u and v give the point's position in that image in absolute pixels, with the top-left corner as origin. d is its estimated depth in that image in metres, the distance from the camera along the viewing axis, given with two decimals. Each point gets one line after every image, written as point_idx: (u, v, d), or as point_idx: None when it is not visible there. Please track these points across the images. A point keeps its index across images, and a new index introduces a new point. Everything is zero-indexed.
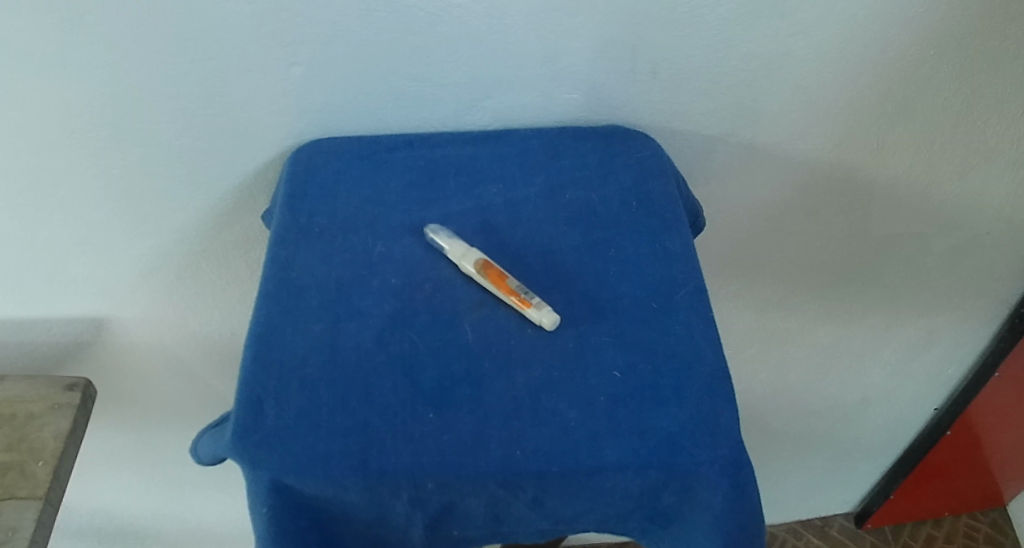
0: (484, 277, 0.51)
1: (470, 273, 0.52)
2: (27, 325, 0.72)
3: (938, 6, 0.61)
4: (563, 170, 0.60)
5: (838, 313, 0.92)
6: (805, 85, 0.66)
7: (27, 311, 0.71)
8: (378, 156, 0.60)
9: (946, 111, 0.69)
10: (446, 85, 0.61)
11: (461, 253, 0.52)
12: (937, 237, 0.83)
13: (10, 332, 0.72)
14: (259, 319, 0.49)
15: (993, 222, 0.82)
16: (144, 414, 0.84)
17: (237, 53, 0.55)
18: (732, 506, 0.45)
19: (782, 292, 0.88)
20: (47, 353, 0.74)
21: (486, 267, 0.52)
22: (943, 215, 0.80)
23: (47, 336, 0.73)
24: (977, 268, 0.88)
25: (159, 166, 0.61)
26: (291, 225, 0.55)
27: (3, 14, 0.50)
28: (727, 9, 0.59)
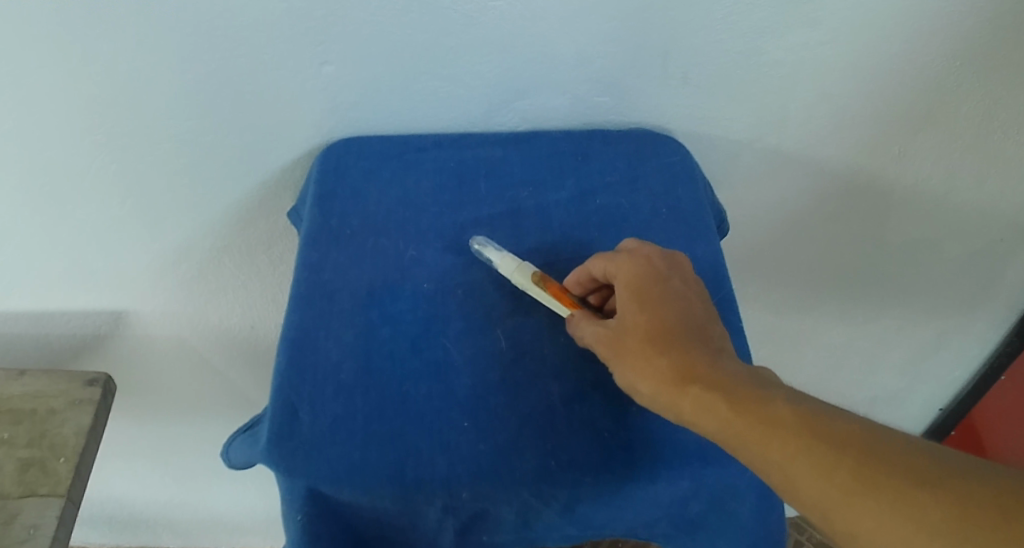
0: (544, 290, 0.51)
1: (524, 283, 0.51)
2: (44, 318, 0.71)
3: (971, 16, 0.60)
4: (594, 175, 0.61)
5: (853, 315, 0.91)
6: (834, 93, 0.65)
7: (43, 305, 0.70)
8: (408, 156, 0.61)
9: (970, 120, 0.68)
10: (476, 87, 0.60)
11: (515, 263, 0.52)
12: (955, 244, 0.82)
13: (24, 325, 0.71)
14: (292, 323, 0.51)
15: (1010, 228, 0.80)
16: (160, 407, 0.83)
17: (268, 51, 0.54)
18: (757, 515, 0.47)
19: (801, 297, 0.88)
20: (63, 346, 0.73)
21: (545, 280, 0.51)
22: (961, 221, 0.78)
23: (64, 329, 0.72)
24: (990, 275, 0.86)
25: (184, 162, 0.60)
26: (322, 227, 0.57)
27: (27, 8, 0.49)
28: (760, 16, 0.58)
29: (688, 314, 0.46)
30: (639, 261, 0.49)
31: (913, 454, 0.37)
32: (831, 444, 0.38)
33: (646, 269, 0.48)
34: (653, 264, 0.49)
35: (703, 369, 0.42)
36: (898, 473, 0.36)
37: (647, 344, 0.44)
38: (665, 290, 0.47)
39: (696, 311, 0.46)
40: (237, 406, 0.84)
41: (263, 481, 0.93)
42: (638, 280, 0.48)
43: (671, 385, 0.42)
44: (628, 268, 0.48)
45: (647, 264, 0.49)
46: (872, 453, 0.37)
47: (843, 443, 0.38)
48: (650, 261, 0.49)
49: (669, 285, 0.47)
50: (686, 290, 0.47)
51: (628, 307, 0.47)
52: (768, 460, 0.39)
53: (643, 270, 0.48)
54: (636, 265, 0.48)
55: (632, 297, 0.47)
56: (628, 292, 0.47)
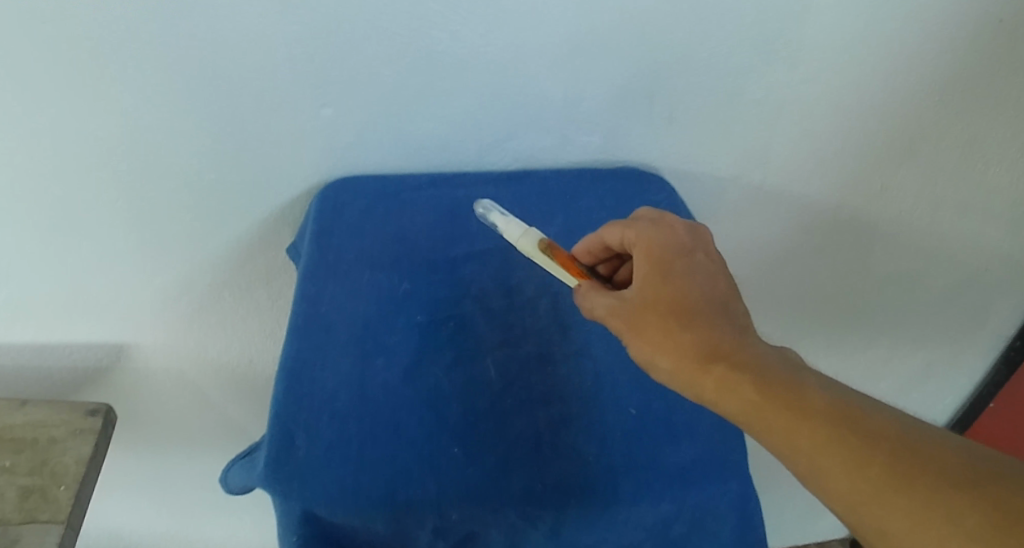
0: (552, 257, 0.55)
1: (531, 249, 0.56)
2: (43, 352, 0.71)
3: (944, 57, 0.63)
4: (581, 213, 0.65)
5: (839, 345, 0.92)
6: (815, 131, 0.67)
7: (43, 343, 0.70)
8: (403, 195, 0.64)
9: (947, 155, 0.70)
10: (470, 127, 0.63)
11: (525, 231, 0.56)
12: (939, 275, 0.83)
13: (22, 362, 0.71)
14: (289, 353, 0.54)
15: (992, 258, 0.82)
16: (158, 439, 0.83)
17: (269, 92, 0.56)
18: (739, 530, 0.53)
19: (789, 328, 0.89)
20: (61, 383, 0.74)
21: (552, 248, 0.56)
22: (944, 252, 0.81)
23: (63, 366, 0.72)
24: (975, 304, 0.88)
25: (187, 199, 0.61)
26: (320, 261, 0.60)
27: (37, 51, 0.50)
28: (742, 58, 0.61)
29: (710, 290, 0.49)
30: (662, 233, 0.51)
31: (930, 446, 0.40)
32: (854, 436, 0.41)
33: (668, 242, 0.51)
34: (675, 237, 0.51)
35: (724, 348, 0.46)
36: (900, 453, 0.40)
37: (671, 319, 0.47)
38: (687, 263, 0.50)
39: (716, 285, 0.49)
40: (230, 438, 0.85)
41: (252, 510, 0.94)
42: (661, 252, 0.50)
43: (694, 362, 0.46)
44: (651, 239, 0.51)
45: (669, 237, 0.51)
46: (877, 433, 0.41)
47: (851, 421, 0.41)
48: (671, 235, 0.51)
49: (693, 259, 0.50)
50: (709, 264, 0.50)
51: (650, 277, 0.49)
52: (786, 438, 0.42)
53: (668, 243, 0.51)
54: (659, 238, 0.51)
55: (655, 270, 0.50)
56: (650, 263, 0.50)
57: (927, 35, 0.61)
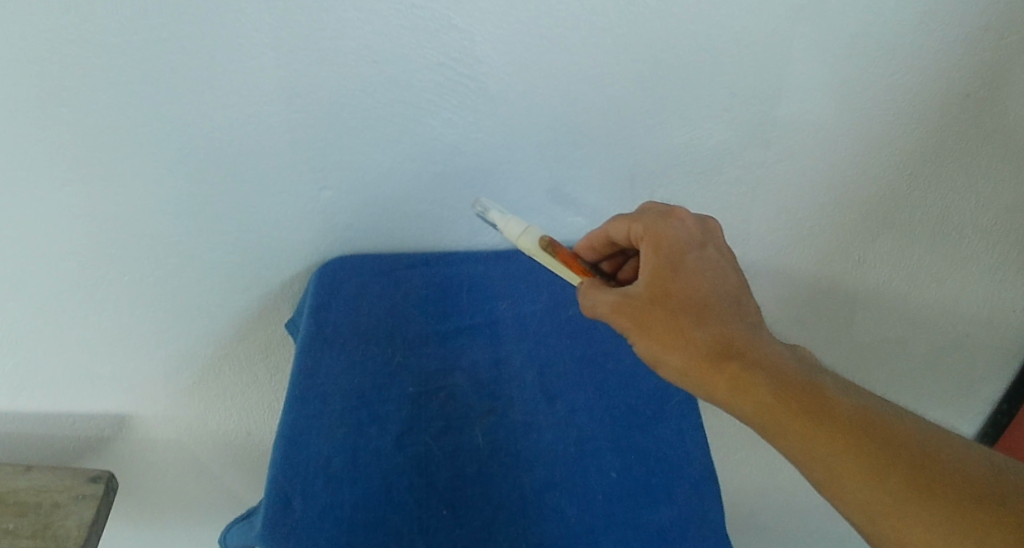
0: (553, 255, 0.59)
1: (532, 247, 0.59)
2: (45, 426, 0.72)
3: (913, 135, 0.66)
4: (567, 288, 0.67)
5: None
6: (791, 206, 0.71)
7: (45, 416, 0.71)
8: (397, 271, 0.66)
9: (921, 227, 0.73)
10: (461, 209, 0.66)
11: (524, 229, 0.59)
12: (921, 342, 0.86)
13: (25, 433, 0.72)
14: (286, 423, 0.57)
15: (973, 323, 0.84)
16: (155, 509, 0.84)
17: (269, 177, 0.59)
18: None
19: None
20: (65, 451, 0.74)
21: (552, 245, 0.59)
22: (925, 319, 0.83)
23: (66, 435, 0.73)
24: (959, 369, 0.90)
25: (191, 275, 0.63)
26: (317, 336, 0.62)
27: (50, 138, 0.52)
28: (722, 141, 0.64)
29: (719, 286, 0.53)
30: (671, 229, 0.55)
31: (925, 441, 0.45)
32: (862, 432, 0.45)
33: (677, 240, 0.54)
34: (683, 234, 0.55)
35: (738, 346, 0.50)
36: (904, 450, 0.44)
37: (685, 317, 0.51)
38: (694, 260, 0.53)
39: (724, 281, 0.53)
40: (223, 506, 0.85)
41: None
42: (673, 249, 0.54)
43: (710, 358, 0.49)
44: (660, 236, 0.54)
45: (678, 234, 0.55)
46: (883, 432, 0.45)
47: (861, 419, 0.45)
48: (680, 231, 0.55)
49: (702, 255, 0.54)
50: (716, 260, 0.54)
51: (663, 274, 0.53)
52: (800, 431, 0.46)
53: (679, 239, 0.55)
54: (668, 235, 0.54)
55: (665, 268, 0.53)
56: (660, 261, 0.53)
57: (900, 117, 0.64)
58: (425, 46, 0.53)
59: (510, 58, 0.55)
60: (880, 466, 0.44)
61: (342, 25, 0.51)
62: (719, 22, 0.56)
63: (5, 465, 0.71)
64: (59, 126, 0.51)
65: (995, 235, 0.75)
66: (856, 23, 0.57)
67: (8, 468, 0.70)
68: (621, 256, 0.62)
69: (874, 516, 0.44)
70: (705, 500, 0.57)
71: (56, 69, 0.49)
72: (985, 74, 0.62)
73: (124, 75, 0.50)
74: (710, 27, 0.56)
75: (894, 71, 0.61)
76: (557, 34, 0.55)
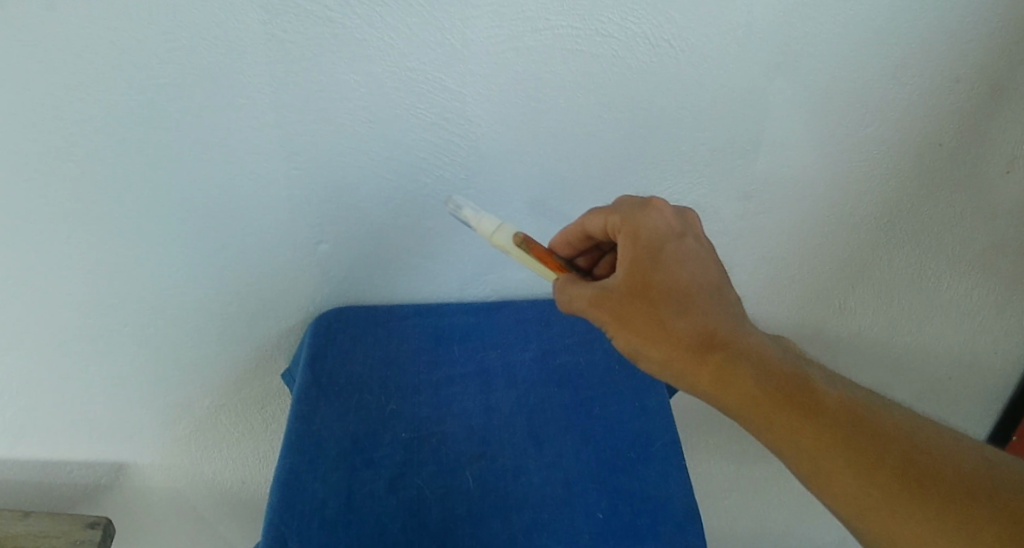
0: (528, 251, 0.56)
1: (507, 244, 0.56)
2: (44, 475, 0.72)
3: (889, 185, 0.68)
4: (554, 337, 0.70)
5: None
6: (771, 256, 0.73)
7: (44, 465, 0.71)
8: (391, 323, 0.69)
9: (898, 274, 0.76)
10: (453, 262, 0.69)
11: (499, 226, 0.57)
12: (906, 385, 0.88)
13: (22, 479, 0.72)
14: (282, 467, 0.58)
15: (956, 366, 0.86)
16: None
17: (268, 231, 0.61)
18: None
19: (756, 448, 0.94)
20: (62, 497, 0.75)
21: (527, 242, 0.57)
22: (907, 363, 0.85)
23: (64, 481, 0.73)
24: (946, 413, 0.91)
25: (191, 326, 0.65)
26: (313, 384, 0.63)
27: (60, 195, 0.54)
28: (703, 195, 0.66)
29: (702, 276, 0.52)
30: (651, 220, 0.53)
31: (909, 441, 0.47)
32: (849, 429, 0.47)
33: (657, 231, 0.52)
34: (663, 225, 0.53)
35: (723, 339, 0.50)
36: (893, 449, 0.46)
37: (668, 311, 0.50)
38: (675, 252, 0.52)
39: (706, 271, 0.52)
40: None
41: None
42: (654, 240, 0.52)
43: (695, 353, 0.49)
44: (639, 228, 0.53)
45: (657, 226, 0.53)
46: (868, 430, 0.47)
47: (846, 419, 0.47)
48: (659, 222, 0.53)
49: (684, 244, 0.52)
50: (698, 248, 0.53)
51: (643, 267, 0.52)
52: (789, 429, 0.47)
53: (660, 229, 0.53)
54: (647, 227, 0.52)
55: (645, 261, 0.52)
56: (639, 254, 0.52)
57: (875, 169, 0.66)
58: (419, 107, 0.56)
59: (500, 117, 0.58)
60: (864, 459, 0.46)
61: (339, 88, 0.53)
62: (702, 82, 0.58)
63: (3, 510, 0.70)
64: (68, 185, 0.53)
65: (973, 280, 0.77)
66: (831, 81, 0.60)
67: (6, 513, 0.69)
68: (598, 250, 0.59)
69: (859, 506, 0.45)
70: (689, 537, 0.57)
71: (62, 126, 0.50)
72: (958, 125, 0.64)
73: (128, 131, 0.52)
74: (693, 87, 0.59)
75: (870, 126, 0.63)
76: (546, 95, 0.57)
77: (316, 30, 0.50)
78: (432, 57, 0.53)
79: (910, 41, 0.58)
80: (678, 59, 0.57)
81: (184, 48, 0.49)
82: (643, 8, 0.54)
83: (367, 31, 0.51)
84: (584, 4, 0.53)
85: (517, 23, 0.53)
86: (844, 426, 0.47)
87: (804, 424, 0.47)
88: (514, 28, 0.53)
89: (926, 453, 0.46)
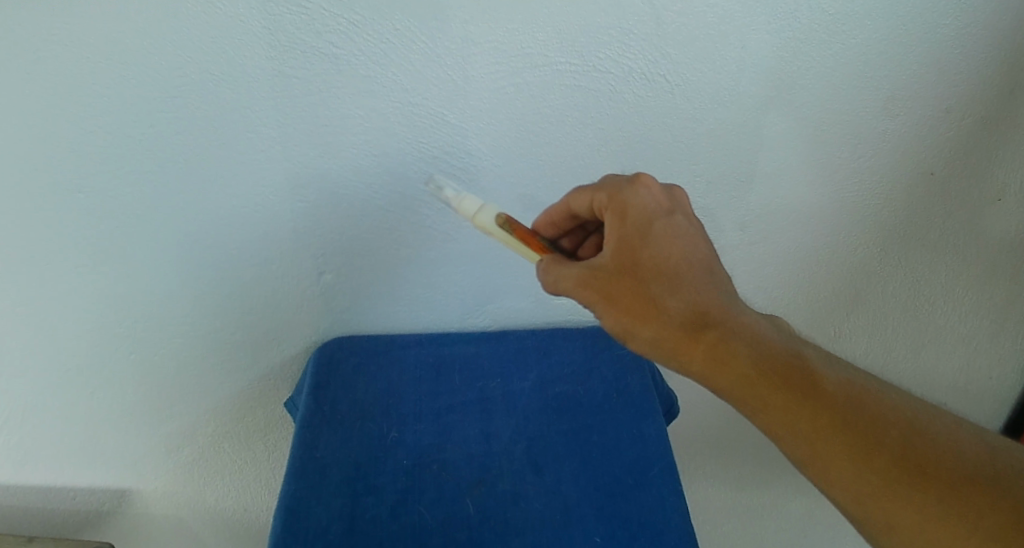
0: (511, 233, 0.54)
1: (490, 225, 0.54)
2: (46, 503, 0.73)
3: (882, 215, 0.69)
4: (554, 366, 0.71)
5: (807, 488, 0.96)
6: (767, 285, 0.75)
7: (47, 491, 0.72)
8: (393, 352, 0.70)
9: (893, 300, 0.77)
10: (454, 292, 0.70)
11: (480, 206, 0.54)
12: None
13: (25, 507, 0.72)
14: (286, 494, 0.59)
15: (952, 391, 0.87)
16: None
17: (274, 261, 0.62)
18: None
19: (755, 476, 0.94)
20: (62, 525, 0.75)
21: (509, 223, 0.55)
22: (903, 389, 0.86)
23: (65, 508, 0.74)
24: None
25: (197, 354, 0.66)
26: (316, 412, 0.64)
27: (73, 224, 0.55)
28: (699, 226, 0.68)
29: (692, 253, 0.51)
30: (639, 198, 0.52)
31: (908, 426, 0.46)
32: (845, 413, 0.46)
33: (645, 208, 0.52)
34: (651, 203, 0.52)
35: (713, 315, 0.49)
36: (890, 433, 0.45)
37: (657, 289, 0.50)
38: (664, 229, 0.51)
39: (696, 247, 0.51)
40: None
41: None
42: (643, 218, 0.52)
43: (685, 330, 0.49)
44: (626, 205, 0.52)
45: (645, 203, 0.52)
46: (864, 413, 0.46)
47: (843, 402, 0.46)
48: (647, 199, 0.52)
49: (674, 222, 0.52)
50: (688, 226, 0.52)
51: (631, 245, 0.51)
52: (785, 411, 0.46)
53: (649, 206, 0.52)
54: (634, 205, 0.52)
55: (632, 239, 0.51)
56: (627, 231, 0.51)
57: (867, 198, 0.68)
58: (421, 140, 0.57)
59: (499, 149, 0.59)
60: (860, 441, 0.45)
61: (344, 122, 0.55)
62: (696, 116, 0.60)
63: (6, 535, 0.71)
64: (82, 213, 0.55)
65: (967, 306, 0.78)
66: (822, 115, 0.61)
67: (10, 538, 0.69)
68: (581, 231, 0.59)
69: (857, 492, 0.45)
70: None
71: (73, 158, 0.52)
72: (950, 156, 0.65)
73: (136, 163, 0.53)
74: (689, 122, 0.61)
75: (860, 157, 0.65)
76: (545, 128, 0.59)
77: (322, 66, 0.52)
78: (434, 92, 0.55)
79: (901, 75, 0.60)
80: (674, 93, 0.59)
81: (193, 84, 0.51)
82: (641, 44, 0.55)
83: (371, 68, 0.52)
84: (583, 41, 0.54)
85: (516, 59, 0.54)
86: (841, 409, 0.46)
87: (799, 407, 0.46)
88: (514, 64, 0.55)
89: (926, 438, 0.45)
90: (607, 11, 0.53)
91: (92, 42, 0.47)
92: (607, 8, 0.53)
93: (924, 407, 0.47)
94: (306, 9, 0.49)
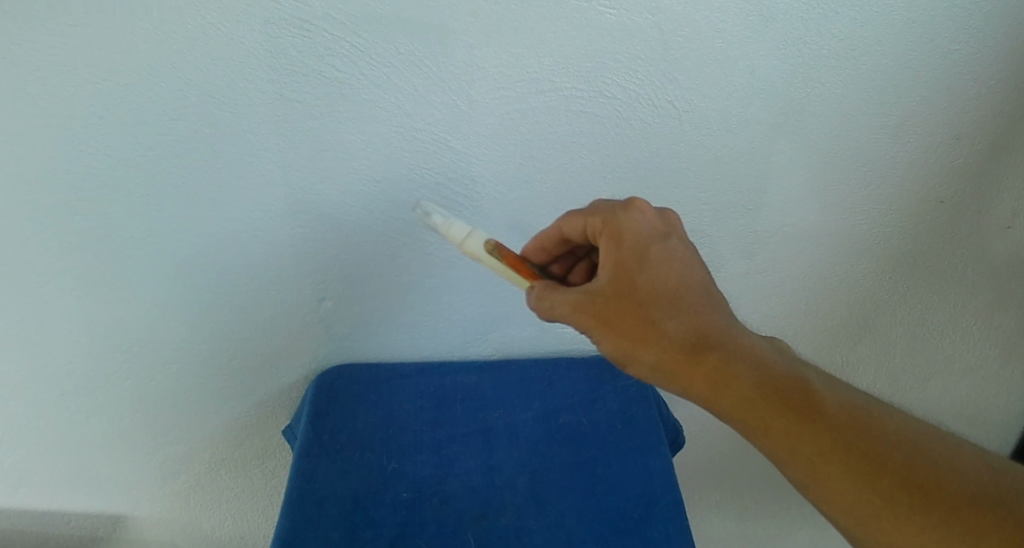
0: (500, 259, 0.54)
1: (479, 252, 0.54)
2: (38, 525, 0.72)
3: (888, 242, 0.69)
4: (557, 397, 0.70)
5: (813, 521, 0.94)
6: (773, 313, 0.74)
7: (39, 514, 0.71)
8: (393, 381, 0.69)
9: (900, 329, 0.76)
10: (456, 320, 0.69)
11: (470, 232, 0.54)
12: None
13: (17, 528, 0.72)
14: (283, 525, 0.57)
15: (959, 421, 0.85)
16: None
17: (276, 286, 0.62)
18: None
19: (759, 509, 0.92)
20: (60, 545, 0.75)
21: (499, 249, 0.54)
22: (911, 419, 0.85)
23: (61, 531, 0.73)
24: None
25: (195, 379, 0.66)
26: (315, 442, 0.63)
27: (75, 243, 0.55)
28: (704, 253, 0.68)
29: (690, 277, 0.50)
30: (634, 221, 0.52)
31: (910, 447, 0.45)
32: (847, 435, 0.45)
33: (641, 232, 0.52)
34: (646, 226, 0.52)
35: (712, 339, 0.48)
36: (892, 455, 0.45)
37: (656, 314, 0.49)
38: (660, 253, 0.51)
39: (692, 271, 0.51)
40: None
41: None
42: (640, 241, 0.51)
43: (685, 355, 0.48)
44: (622, 229, 0.52)
45: (640, 228, 0.52)
46: (868, 436, 0.45)
47: (846, 424, 0.45)
48: (642, 223, 0.52)
49: (670, 245, 0.51)
50: (684, 248, 0.52)
51: (628, 269, 0.51)
52: (787, 436, 0.45)
53: (646, 230, 0.52)
54: (629, 229, 0.52)
55: (628, 264, 0.51)
56: (623, 256, 0.51)
57: (872, 227, 0.68)
58: (425, 165, 0.57)
59: (503, 175, 0.60)
60: (861, 466, 0.44)
61: (346, 147, 0.55)
62: (703, 143, 0.60)
63: None
64: (82, 233, 0.55)
65: (975, 334, 0.77)
66: (827, 143, 0.61)
67: None
68: (571, 257, 0.58)
69: (860, 515, 0.44)
70: None
71: (71, 176, 0.52)
72: (958, 184, 0.65)
73: (136, 185, 0.54)
74: (695, 149, 0.61)
75: (867, 184, 0.65)
76: (549, 153, 0.59)
77: (323, 90, 0.52)
78: (436, 118, 0.55)
79: (906, 104, 0.60)
80: (680, 120, 0.59)
81: (194, 106, 0.51)
82: (647, 70, 0.56)
83: (374, 92, 0.53)
84: (587, 67, 0.55)
85: (521, 84, 0.55)
86: (844, 431, 0.45)
87: (801, 431, 0.45)
88: (519, 89, 0.55)
89: (930, 460, 0.45)
90: (613, 37, 0.53)
91: (93, 63, 0.48)
92: (613, 33, 0.53)
93: (928, 430, 0.46)
94: (309, 32, 0.49)
